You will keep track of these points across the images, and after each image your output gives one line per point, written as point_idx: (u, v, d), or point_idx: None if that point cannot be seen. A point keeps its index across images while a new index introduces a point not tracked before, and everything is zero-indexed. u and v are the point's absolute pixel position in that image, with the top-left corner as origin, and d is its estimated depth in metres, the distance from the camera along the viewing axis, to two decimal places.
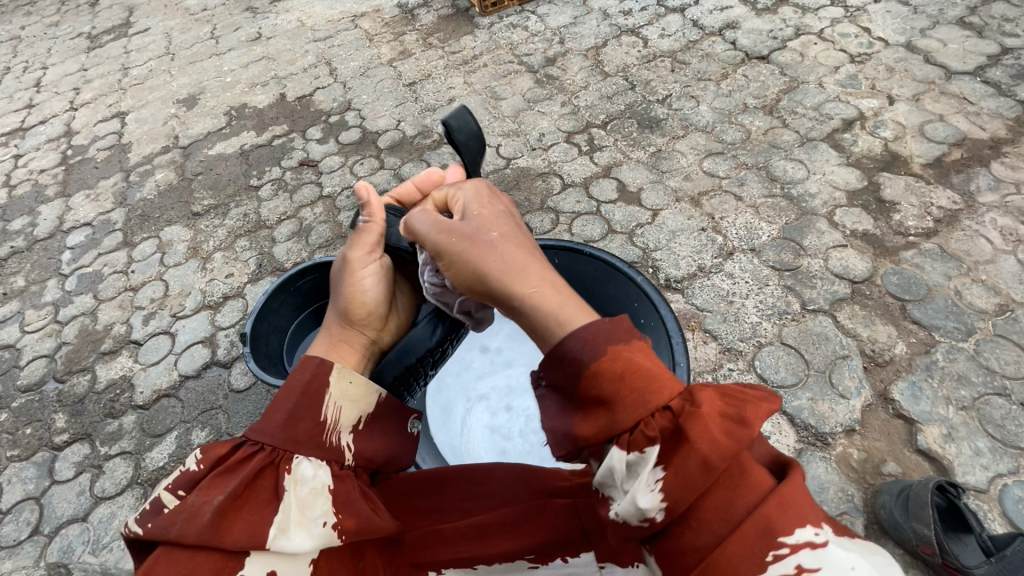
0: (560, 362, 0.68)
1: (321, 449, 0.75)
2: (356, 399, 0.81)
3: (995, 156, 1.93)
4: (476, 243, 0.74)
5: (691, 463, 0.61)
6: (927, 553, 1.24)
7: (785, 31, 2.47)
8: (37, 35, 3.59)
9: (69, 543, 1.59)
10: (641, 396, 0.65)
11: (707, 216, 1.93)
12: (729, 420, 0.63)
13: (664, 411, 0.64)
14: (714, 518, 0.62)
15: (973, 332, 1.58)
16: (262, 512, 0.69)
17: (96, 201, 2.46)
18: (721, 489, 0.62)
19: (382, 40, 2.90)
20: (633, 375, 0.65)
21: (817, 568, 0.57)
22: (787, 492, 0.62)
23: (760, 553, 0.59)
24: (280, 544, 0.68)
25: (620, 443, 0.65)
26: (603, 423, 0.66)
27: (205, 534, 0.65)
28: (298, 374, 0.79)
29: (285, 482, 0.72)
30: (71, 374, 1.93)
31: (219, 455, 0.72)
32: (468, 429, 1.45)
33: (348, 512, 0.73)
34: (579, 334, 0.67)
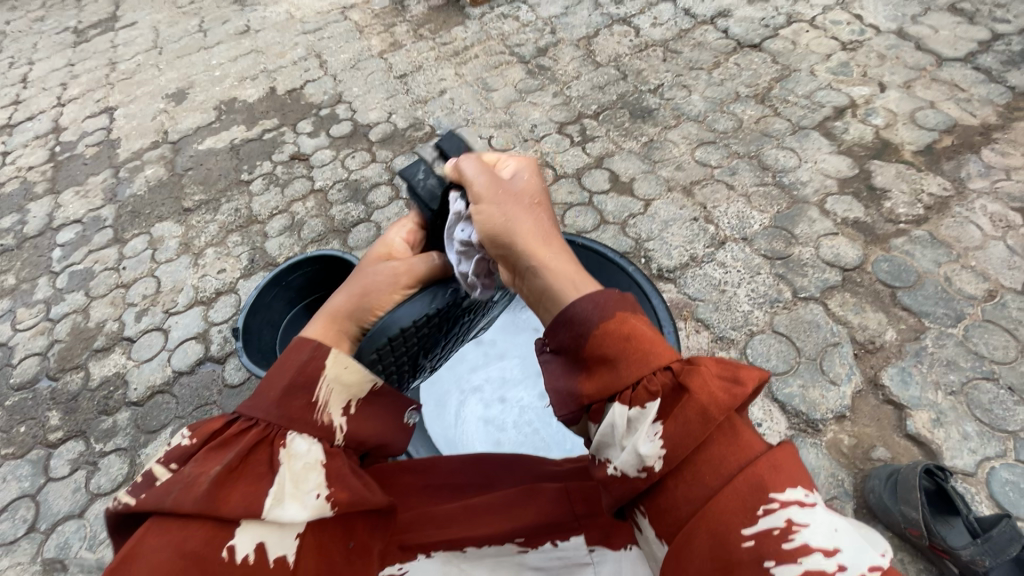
0: (568, 322, 0.70)
1: (314, 427, 0.75)
2: (349, 384, 0.79)
3: (985, 142, 1.93)
4: (513, 202, 0.80)
5: (689, 416, 0.63)
6: (915, 536, 1.25)
7: (776, 19, 2.46)
8: (22, 30, 3.54)
9: (66, 540, 1.59)
10: (644, 357, 0.67)
11: (698, 205, 1.93)
12: (726, 381, 0.66)
13: (666, 370, 0.66)
14: (708, 472, 0.63)
15: (962, 317, 1.59)
16: (257, 485, 0.69)
17: (85, 198, 2.44)
18: (716, 446, 0.64)
19: (372, 32, 2.88)
20: (638, 342, 0.68)
21: (805, 524, 0.58)
22: (780, 454, 0.63)
23: (752, 507, 0.60)
24: (274, 514, 0.69)
25: (623, 399, 0.66)
26: (605, 381, 0.68)
27: (202, 502, 0.65)
28: (296, 354, 0.78)
29: (279, 456, 0.72)
30: (64, 372, 1.93)
31: (212, 430, 0.73)
32: (463, 420, 1.45)
33: (341, 486, 0.74)
34: (591, 297, 0.71)
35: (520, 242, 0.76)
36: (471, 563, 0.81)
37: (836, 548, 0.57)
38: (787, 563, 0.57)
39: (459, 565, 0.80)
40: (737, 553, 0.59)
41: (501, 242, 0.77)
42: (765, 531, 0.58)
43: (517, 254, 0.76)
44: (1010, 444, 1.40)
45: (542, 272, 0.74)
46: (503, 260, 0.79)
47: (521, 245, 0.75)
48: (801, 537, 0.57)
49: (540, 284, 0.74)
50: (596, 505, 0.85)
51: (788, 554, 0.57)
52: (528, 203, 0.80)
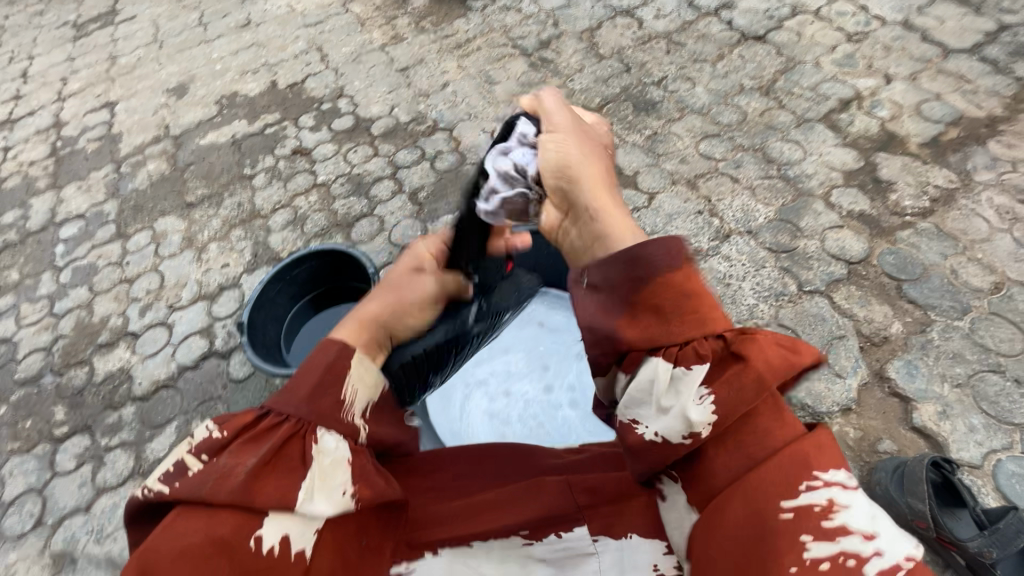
0: (631, 261, 0.68)
1: (340, 423, 0.74)
2: (371, 384, 0.79)
3: (991, 134, 1.92)
4: (592, 158, 0.82)
5: (744, 375, 0.63)
6: (922, 527, 1.26)
7: (781, 10, 2.44)
8: (22, 24, 3.52)
9: (73, 534, 1.60)
10: (699, 318, 0.66)
11: (703, 199, 1.92)
12: (782, 350, 0.65)
13: (720, 336, 0.66)
14: (753, 441, 0.63)
15: (968, 310, 1.59)
16: (289, 478, 0.70)
17: (87, 193, 2.44)
18: (763, 417, 0.64)
19: (373, 25, 2.86)
20: (696, 299, 0.67)
21: (847, 506, 0.58)
22: (826, 437, 0.63)
23: (795, 480, 0.60)
24: (305, 508, 0.69)
25: (669, 355, 0.66)
26: (654, 326, 0.67)
27: (238, 492, 0.66)
28: (325, 353, 0.77)
29: (310, 451, 0.72)
30: (68, 367, 1.93)
31: (244, 423, 0.72)
32: (468, 414, 1.45)
33: (366, 483, 0.74)
34: (659, 244, 0.68)
35: (586, 190, 0.77)
36: (478, 559, 0.82)
37: (874, 534, 0.56)
38: (825, 540, 0.56)
39: (465, 561, 0.81)
40: (775, 523, 0.58)
41: (566, 180, 0.78)
42: (805, 507, 0.58)
43: (578, 195, 0.77)
44: (1016, 437, 1.40)
45: (601, 219, 0.75)
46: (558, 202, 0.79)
47: (588, 190, 0.77)
48: (841, 518, 0.57)
49: (595, 228, 0.75)
50: (598, 495, 0.85)
51: (827, 532, 0.57)
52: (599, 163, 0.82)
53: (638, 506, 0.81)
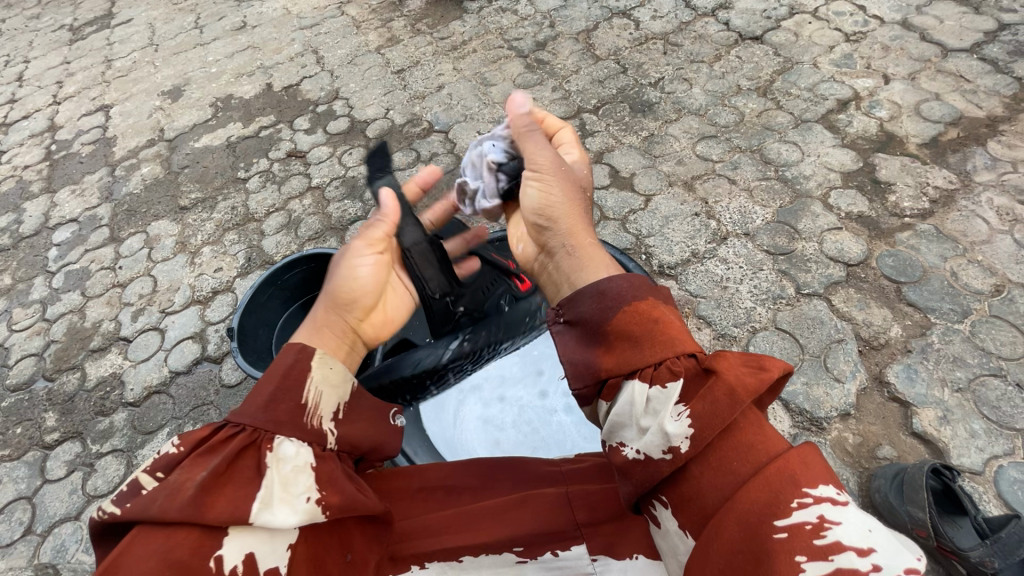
0: (601, 296, 0.75)
1: (303, 430, 0.74)
2: (337, 384, 0.80)
3: (991, 134, 1.90)
4: (573, 194, 0.91)
5: (716, 393, 0.63)
6: (922, 536, 1.24)
7: (778, 11, 2.42)
8: (18, 28, 3.51)
9: (62, 543, 1.58)
10: (668, 340, 0.69)
11: (700, 200, 1.90)
12: (747, 367, 0.66)
13: (691, 355, 0.68)
14: (736, 461, 0.62)
15: (969, 313, 1.57)
16: (245, 490, 0.67)
17: (82, 197, 2.42)
18: (739, 436, 0.63)
19: (369, 27, 2.84)
20: (664, 325, 0.71)
21: (838, 522, 0.55)
22: (812, 450, 0.61)
23: (783, 498, 0.57)
24: (263, 519, 0.66)
25: (646, 377, 0.68)
26: (630, 355, 0.70)
27: (188, 509, 0.63)
28: (282, 358, 0.78)
29: (266, 460, 0.70)
30: (60, 373, 1.91)
31: (200, 436, 0.71)
32: (461, 420, 1.43)
33: (333, 489, 0.72)
34: (622, 280, 0.76)
35: (565, 227, 0.87)
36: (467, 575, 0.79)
37: (870, 548, 0.54)
38: (819, 560, 0.53)
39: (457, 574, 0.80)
40: (765, 545, 0.56)
41: (546, 219, 0.89)
42: (797, 525, 0.56)
43: (557, 231, 0.87)
44: (1019, 442, 1.38)
45: (574, 255, 0.84)
46: (534, 231, 0.91)
47: (565, 224, 0.87)
48: (833, 536, 0.54)
49: (571, 263, 0.84)
50: (598, 512, 0.83)
51: (820, 551, 0.54)
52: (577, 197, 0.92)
53: (640, 527, 0.78)
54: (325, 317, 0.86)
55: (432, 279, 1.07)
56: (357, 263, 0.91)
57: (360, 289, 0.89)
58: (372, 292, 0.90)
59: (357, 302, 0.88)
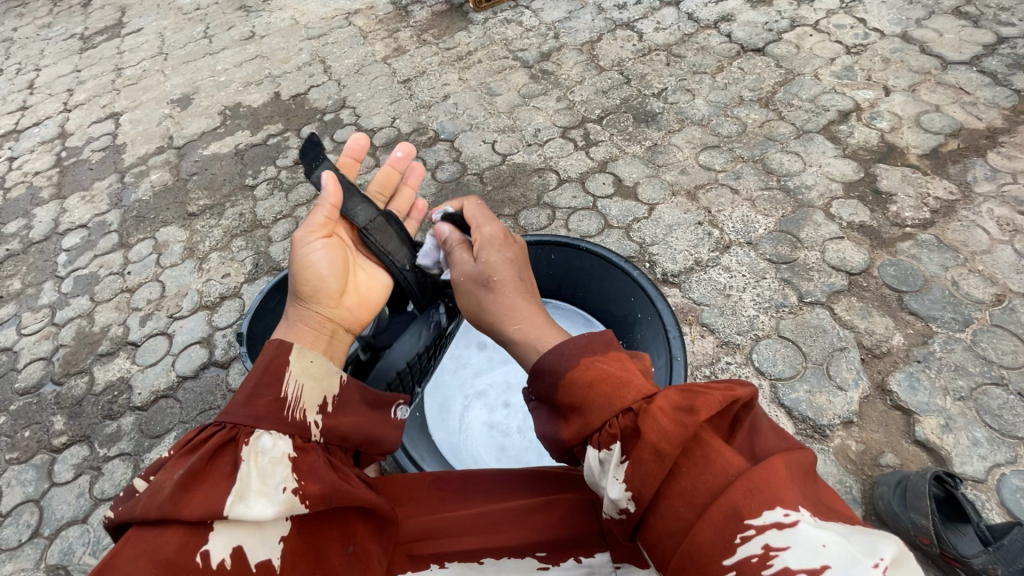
0: (539, 375, 0.72)
1: (282, 422, 0.73)
2: (318, 377, 0.79)
3: (991, 146, 1.92)
4: (474, 285, 0.86)
5: (640, 455, 0.60)
6: (925, 543, 1.24)
7: (780, 23, 2.46)
8: (29, 37, 3.57)
9: (69, 545, 1.59)
10: (607, 399, 0.65)
11: (703, 209, 1.92)
12: (675, 411, 0.61)
13: (627, 412, 0.63)
14: (684, 505, 0.58)
15: (970, 322, 1.58)
16: (222, 483, 0.66)
17: (91, 203, 2.45)
18: (683, 480, 0.58)
19: (376, 38, 2.89)
20: (601, 383, 0.67)
21: (784, 548, 0.51)
22: (761, 471, 0.56)
23: (727, 536, 0.54)
24: (238, 512, 0.65)
25: (593, 443, 0.65)
26: (579, 426, 0.66)
27: (165, 505, 0.63)
28: (261, 357, 0.79)
29: (243, 453, 0.69)
30: (68, 376, 1.93)
31: (187, 438, 0.71)
32: (466, 426, 1.45)
33: (312, 479, 0.69)
34: (553, 351, 0.72)
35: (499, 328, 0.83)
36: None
37: (822, 565, 0.50)
38: None
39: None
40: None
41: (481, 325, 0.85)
42: (743, 559, 0.52)
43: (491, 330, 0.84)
44: (1021, 451, 1.38)
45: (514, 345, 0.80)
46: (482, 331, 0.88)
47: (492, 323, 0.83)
48: (780, 564, 0.51)
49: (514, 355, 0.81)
50: None
51: None
52: (481, 285, 0.86)
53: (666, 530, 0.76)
54: (296, 313, 0.87)
55: (397, 252, 1.03)
56: (310, 255, 0.92)
57: (317, 278, 0.90)
58: (331, 277, 0.92)
59: (322, 287, 0.90)
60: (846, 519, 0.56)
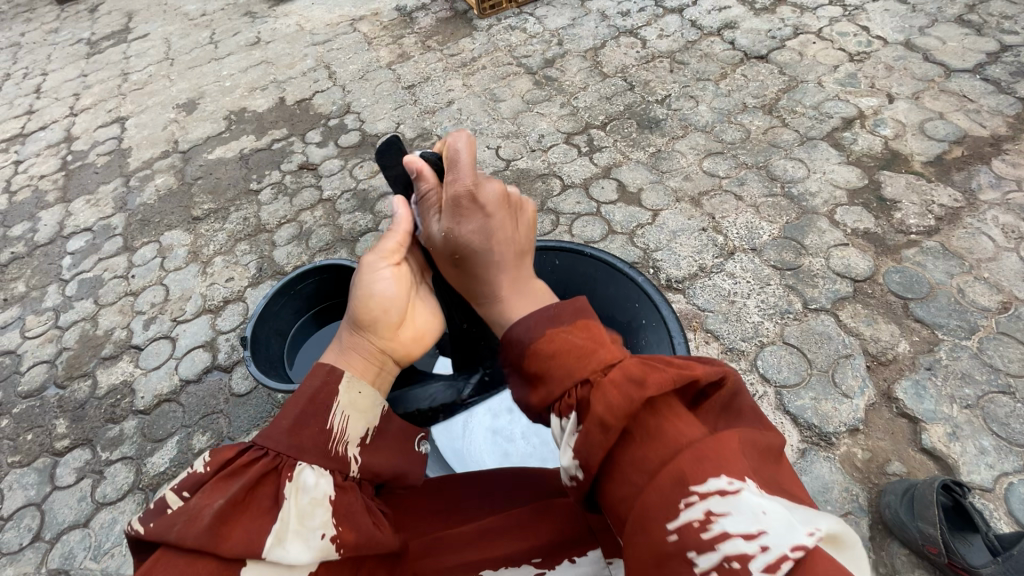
0: (506, 344, 0.70)
1: (325, 457, 0.73)
2: (363, 410, 0.80)
3: (995, 153, 1.92)
4: (445, 263, 0.77)
5: (588, 426, 0.58)
6: (933, 553, 1.23)
7: (783, 31, 2.47)
8: (37, 42, 3.60)
9: (70, 549, 1.58)
10: (566, 367, 0.63)
11: (707, 216, 1.92)
12: (629, 381, 0.58)
13: (584, 383, 0.60)
14: (633, 472, 0.55)
15: (976, 329, 1.58)
16: (262, 520, 0.65)
17: (96, 207, 2.46)
18: (635, 447, 0.55)
19: (381, 44, 2.91)
20: (562, 354, 0.64)
21: (725, 515, 0.49)
22: (712, 442, 0.53)
23: (671, 501, 0.51)
24: (276, 554, 0.64)
25: (554, 411, 0.63)
26: (541, 394, 0.65)
27: (203, 538, 0.61)
28: (309, 381, 0.79)
29: (285, 489, 0.69)
30: (71, 380, 1.93)
31: (226, 458, 0.70)
32: (470, 432, 1.43)
33: (348, 524, 0.70)
34: (522, 323, 0.69)
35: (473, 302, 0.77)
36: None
37: (759, 530, 0.48)
38: (708, 557, 0.48)
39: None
40: (660, 547, 0.51)
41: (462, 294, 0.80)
42: (684, 523, 0.50)
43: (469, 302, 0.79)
44: None
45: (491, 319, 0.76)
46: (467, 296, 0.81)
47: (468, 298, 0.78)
48: (720, 531, 0.48)
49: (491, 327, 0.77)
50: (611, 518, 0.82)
51: (709, 547, 0.48)
52: (449, 263, 0.76)
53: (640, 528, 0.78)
54: (351, 340, 0.85)
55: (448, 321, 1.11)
56: (374, 281, 0.88)
57: (379, 306, 0.87)
58: (394, 308, 0.87)
59: (379, 318, 0.86)
60: (793, 499, 0.53)
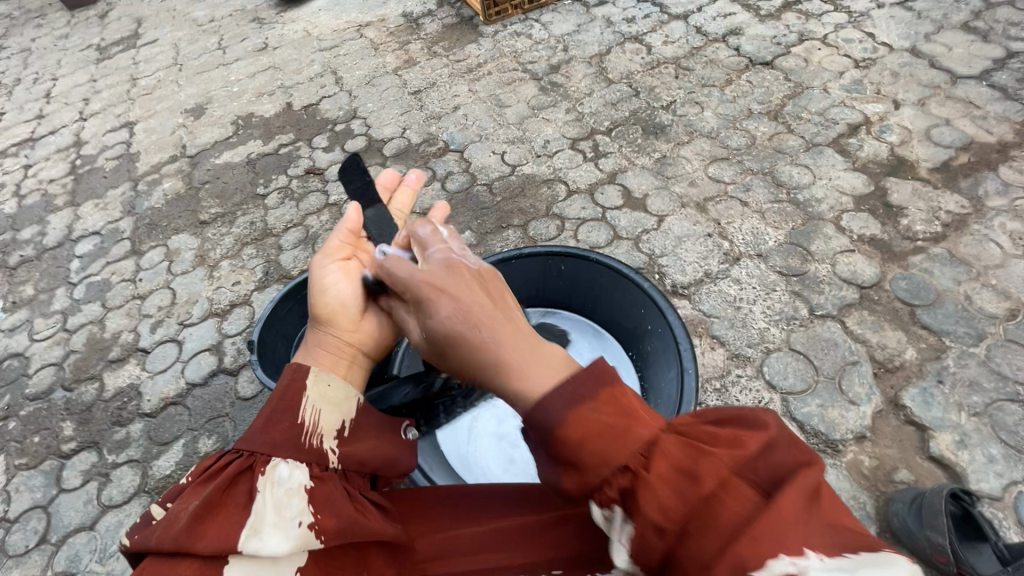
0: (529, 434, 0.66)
1: (300, 450, 0.74)
2: (337, 402, 0.80)
3: (1002, 160, 1.92)
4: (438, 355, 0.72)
5: (643, 520, 0.59)
6: (942, 561, 1.22)
7: (788, 37, 2.48)
8: (47, 47, 3.64)
9: (76, 552, 1.59)
10: (602, 455, 0.62)
11: (712, 221, 1.92)
12: (674, 473, 0.59)
13: (624, 471, 0.61)
14: (691, 559, 0.57)
15: (984, 336, 1.57)
16: (238, 516, 0.68)
17: (104, 211, 2.48)
18: (692, 535, 0.57)
19: (387, 49, 2.93)
20: (592, 439, 0.62)
21: None
22: (766, 520, 0.54)
23: None
24: (253, 546, 0.65)
25: (595, 500, 0.63)
26: (578, 481, 0.64)
27: (179, 538, 0.64)
28: (280, 380, 0.81)
29: (260, 483, 0.71)
30: (79, 383, 1.94)
31: (205, 464, 0.73)
32: (476, 436, 1.43)
33: (327, 512, 0.70)
34: (539, 411, 0.64)
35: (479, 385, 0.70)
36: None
37: None
38: None
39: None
40: None
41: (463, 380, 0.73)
42: None
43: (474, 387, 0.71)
44: None
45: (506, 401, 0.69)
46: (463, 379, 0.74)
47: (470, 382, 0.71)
48: None
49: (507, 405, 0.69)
50: None
51: None
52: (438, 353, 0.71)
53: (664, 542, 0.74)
54: (315, 338, 0.89)
55: None
56: (327, 282, 0.93)
57: (335, 302, 0.90)
58: (350, 301, 0.91)
59: (337, 314, 0.89)
60: (850, 541, 0.55)
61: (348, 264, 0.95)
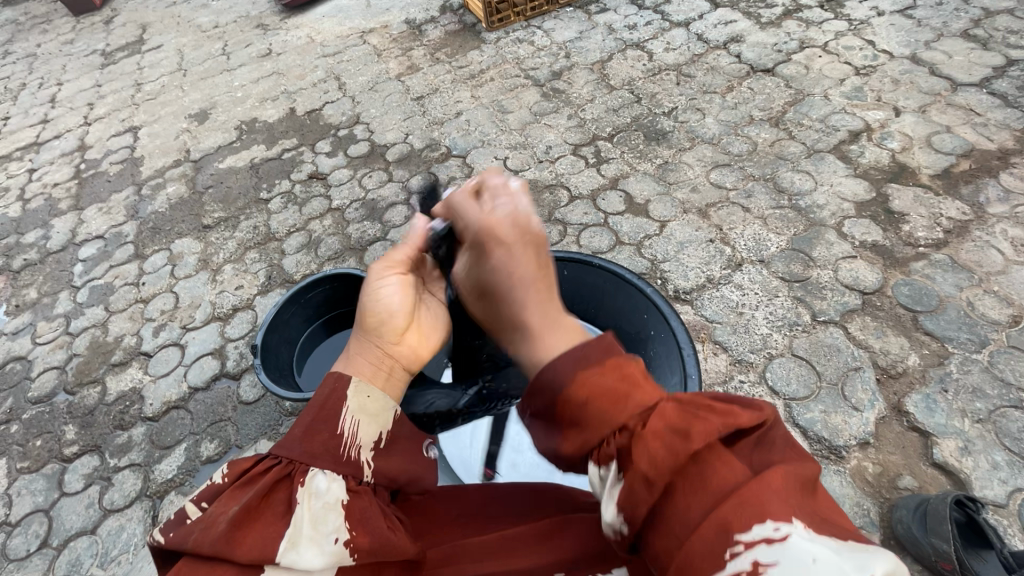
0: (536, 387, 0.66)
1: (338, 463, 0.76)
2: (374, 414, 0.82)
3: (1003, 167, 1.93)
4: (474, 297, 0.76)
5: (634, 482, 0.58)
6: (947, 569, 1.21)
7: (789, 44, 2.49)
8: (52, 52, 3.67)
9: (77, 557, 1.59)
10: (603, 413, 0.62)
11: (715, 227, 1.93)
12: (674, 433, 0.59)
13: (622, 431, 0.60)
14: (676, 523, 0.56)
15: (987, 343, 1.57)
16: (275, 526, 0.68)
17: (108, 214, 2.49)
18: (679, 501, 0.56)
19: (390, 56, 2.95)
20: (595, 398, 0.62)
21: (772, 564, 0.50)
22: (757, 487, 0.53)
23: (716, 550, 0.52)
24: (289, 559, 0.66)
25: (593, 459, 0.63)
26: (578, 442, 0.64)
27: (218, 544, 0.65)
28: (320, 388, 0.83)
29: (298, 495, 0.71)
30: (81, 386, 1.94)
31: (243, 468, 0.74)
32: (478, 441, 1.43)
33: (362, 529, 0.70)
34: (553, 363, 0.65)
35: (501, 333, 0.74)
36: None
37: None
38: None
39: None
40: None
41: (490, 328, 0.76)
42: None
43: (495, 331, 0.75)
44: None
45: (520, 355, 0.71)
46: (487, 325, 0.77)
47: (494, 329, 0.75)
48: None
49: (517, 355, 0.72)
50: None
51: None
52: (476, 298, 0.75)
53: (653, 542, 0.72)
54: (359, 347, 0.89)
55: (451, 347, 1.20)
56: (380, 287, 0.92)
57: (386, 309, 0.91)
58: (400, 312, 0.92)
59: (386, 321, 0.90)
60: (842, 532, 0.53)
61: (405, 275, 0.96)
